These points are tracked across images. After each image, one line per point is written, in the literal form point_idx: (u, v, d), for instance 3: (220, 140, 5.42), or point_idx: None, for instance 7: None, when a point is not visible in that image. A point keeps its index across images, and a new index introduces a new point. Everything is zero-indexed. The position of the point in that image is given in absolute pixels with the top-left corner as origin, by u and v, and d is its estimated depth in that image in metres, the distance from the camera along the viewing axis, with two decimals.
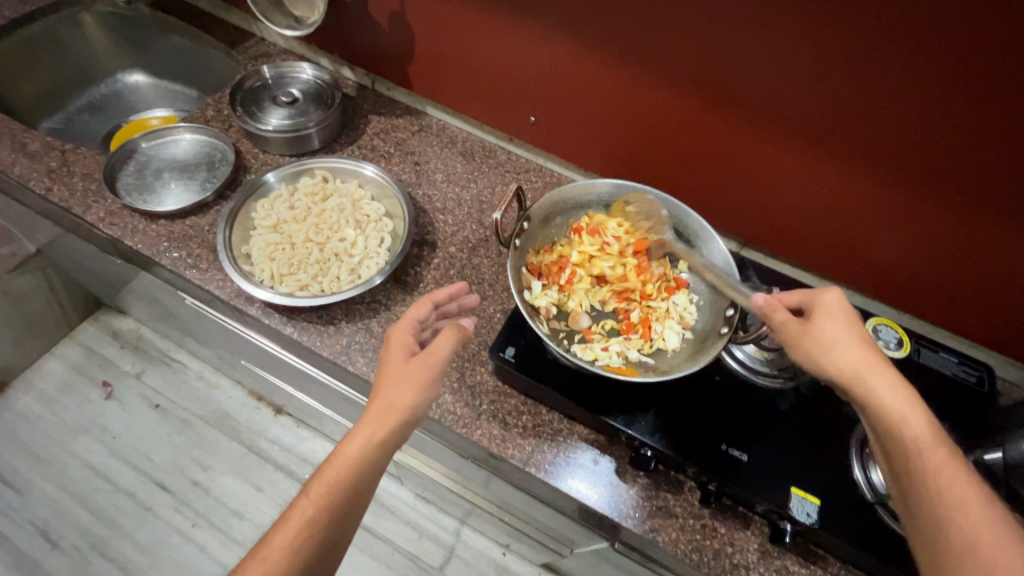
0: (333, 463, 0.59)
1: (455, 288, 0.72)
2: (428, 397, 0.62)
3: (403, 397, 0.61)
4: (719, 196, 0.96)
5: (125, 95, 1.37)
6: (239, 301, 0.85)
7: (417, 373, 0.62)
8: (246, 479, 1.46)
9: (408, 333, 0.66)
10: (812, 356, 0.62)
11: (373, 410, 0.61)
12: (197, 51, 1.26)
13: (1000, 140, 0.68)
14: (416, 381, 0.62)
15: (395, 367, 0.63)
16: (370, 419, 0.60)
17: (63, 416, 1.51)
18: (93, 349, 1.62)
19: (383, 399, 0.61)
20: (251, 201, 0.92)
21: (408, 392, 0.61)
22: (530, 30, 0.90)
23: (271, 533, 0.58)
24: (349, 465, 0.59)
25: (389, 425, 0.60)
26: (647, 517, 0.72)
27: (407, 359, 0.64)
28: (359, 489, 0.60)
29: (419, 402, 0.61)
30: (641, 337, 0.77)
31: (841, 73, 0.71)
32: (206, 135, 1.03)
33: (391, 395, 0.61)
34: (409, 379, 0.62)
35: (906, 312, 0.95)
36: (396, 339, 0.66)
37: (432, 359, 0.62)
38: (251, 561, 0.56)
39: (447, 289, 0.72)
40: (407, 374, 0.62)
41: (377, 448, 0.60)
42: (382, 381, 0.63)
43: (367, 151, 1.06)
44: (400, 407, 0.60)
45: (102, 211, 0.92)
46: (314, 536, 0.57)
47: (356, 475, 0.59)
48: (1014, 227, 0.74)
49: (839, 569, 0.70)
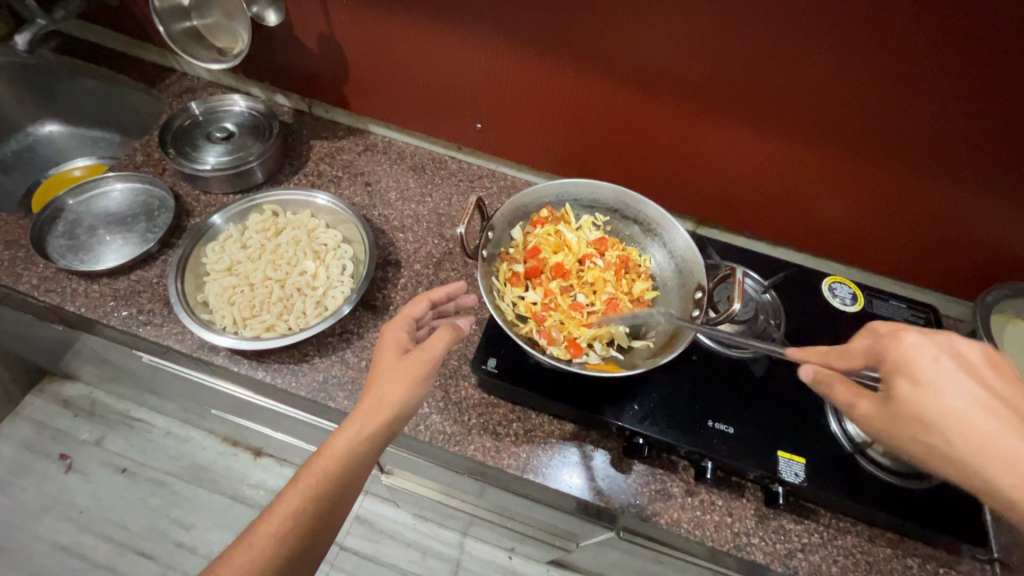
0: (322, 454, 0.57)
1: (452, 288, 0.71)
2: (418, 392, 0.61)
3: (395, 391, 0.60)
4: (671, 179, 1.00)
5: (40, 149, 1.27)
6: (203, 352, 0.81)
7: (411, 367, 0.61)
8: (234, 530, 1.40)
9: (402, 329, 0.66)
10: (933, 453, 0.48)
11: (365, 404, 0.60)
12: (114, 94, 1.19)
13: (931, 100, 0.72)
14: (408, 377, 0.61)
15: (388, 362, 0.62)
16: (360, 411, 0.59)
17: (22, 498, 1.41)
18: (44, 422, 1.52)
19: (375, 393, 0.60)
20: (199, 247, 0.87)
21: (399, 386, 0.60)
22: (466, 38, 0.90)
23: (256, 522, 0.55)
24: (340, 457, 0.57)
25: (380, 420, 0.59)
26: (648, 502, 0.74)
27: (399, 354, 0.63)
28: (348, 482, 0.58)
29: (411, 398, 0.60)
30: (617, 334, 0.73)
31: (769, 56, 0.75)
32: (140, 182, 0.97)
33: (383, 390, 0.60)
34: (402, 372, 0.61)
35: (854, 267, 1.01)
36: (391, 333, 0.65)
37: (425, 355, 0.62)
38: (234, 551, 0.53)
39: (446, 288, 0.71)
40: (399, 368, 0.61)
41: (368, 442, 0.58)
42: (375, 375, 0.62)
43: (314, 178, 1.03)
44: (392, 401, 0.59)
45: (36, 278, 0.86)
46: (300, 528, 0.55)
47: (345, 469, 0.57)
48: (945, 181, 0.80)
49: (831, 518, 0.74)
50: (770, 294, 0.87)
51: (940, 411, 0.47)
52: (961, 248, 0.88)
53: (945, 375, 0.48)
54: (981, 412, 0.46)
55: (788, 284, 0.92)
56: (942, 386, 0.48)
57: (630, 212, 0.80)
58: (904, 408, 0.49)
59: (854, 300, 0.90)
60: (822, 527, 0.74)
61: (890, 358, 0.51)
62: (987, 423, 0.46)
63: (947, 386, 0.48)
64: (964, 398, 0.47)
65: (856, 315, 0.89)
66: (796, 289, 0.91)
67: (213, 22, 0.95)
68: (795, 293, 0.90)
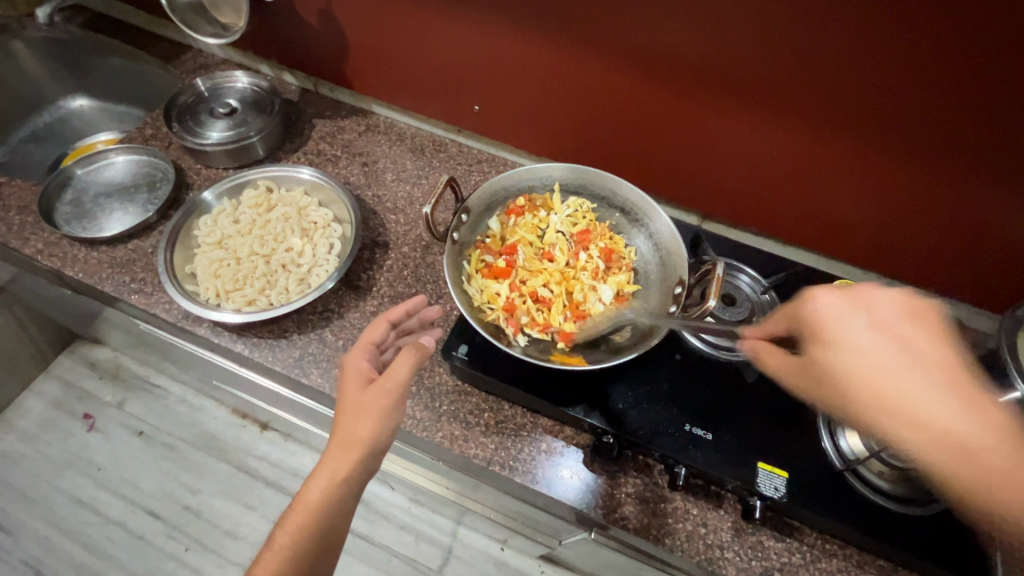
0: (297, 508, 0.58)
1: (411, 304, 0.70)
2: (387, 425, 0.60)
3: (359, 429, 0.59)
4: (675, 169, 0.95)
5: (70, 121, 1.33)
6: (186, 322, 0.82)
7: (375, 402, 0.60)
8: (236, 499, 1.45)
9: (363, 358, 0.64)
10: (828, 397, 0.51)
11: (332, 447, 0.59)
12: (136, 69, 1.23)
13: (954, 83, 0.65)
14: (374, 412, 0.60)
15: (352, 397, 0.61)
16: (328, 459, 0.59)
17: (47, 452, 1.49)
18: (72, 383, 1.60)
19: (342, 433, 0.60)
20: (193, 220, 0.89)
21: (366, 422, 0.59)
22: (463, 16, 0.87)
23: None
24: (314, 505, 0.58)
25: (349, 461, 0.58)
26: (616, 505, 0.71)
27: (363, 387, 0.62)
28: (329, 529, 0.59)
29: (379, 432, 0.59)
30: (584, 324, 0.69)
31: (776, 34, 0.70)
32: (145, 155, 0.99)
33: (348, 429, 0.59)
34: (366, 408, 0.60)
35: (871, 272, 0.93)
36: (352, 365, 0.64)
37: (388, 386, 0.60)
38: None
39: (405, 305, 0.70)
40: (364, 404, 0.60)
41: (341, 485, 0.59)
42: (340, 414, 0.61)
43: (313, 157, 1.03)
44: (359, 441, 0.59)
45: (41, 243, 0.89)
46: None
47: (321, 517, 0.58)
48: (970, 177, 0.73)
49: (816, 539, 0.69)
50: (770, 295, 0.81)
51: (855, 367, 0.48)
52: (991, 255, 0.80)
53: (856, 327, 0.49)
54: (896, 367, 0.47)
55: (794, 287, 0.85)
56: (861, 343, 0.48)
57: (616, 199, 0.76)
58: (821, 362, 0.51)
59: None
60: (805, 547, 0.69)
61: (804, 315, 0.53)
62: (890, 365, 0.47)
63: (866, 342, 0.48)
64: (875, 350, 0.48)
65: None
66: (802, 292, 0.84)
67: None
68: (799, 295, 0.84)
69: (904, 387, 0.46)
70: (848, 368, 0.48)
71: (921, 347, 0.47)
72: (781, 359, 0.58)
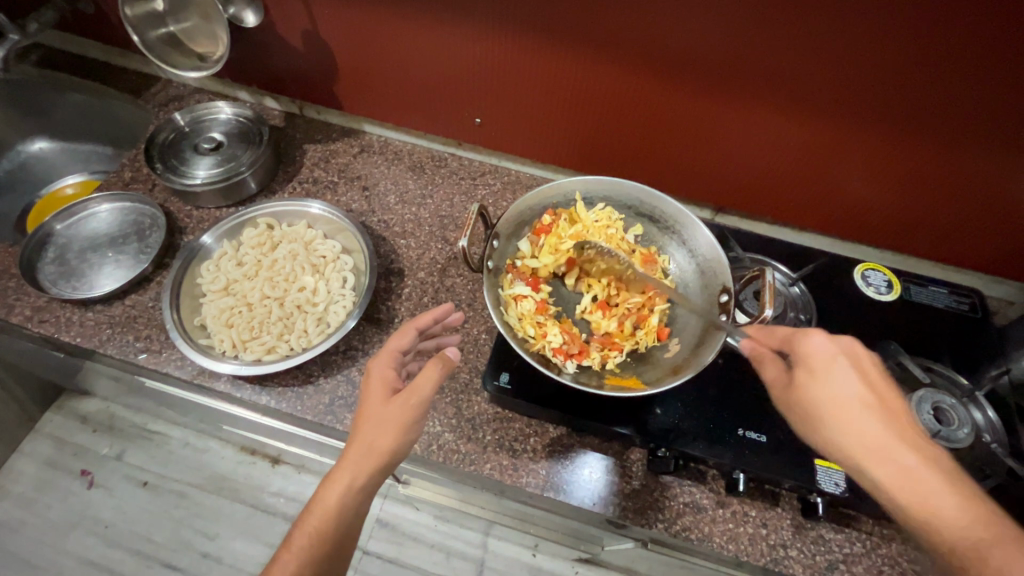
0: (313, 513, 0.55)
1: (439, 313, 0.67)
2: (407, 439, 0.57)
3: (381, 440, 0.56)
4: (686, 165, 0.93)
5: (32, 167, 1.24)
6: (203, 378, 0.77)
7: (399, 413, 0.57)
8: (257, 538, 1.40)
9: (390, 367, 0.62)
10: (807, 424, 0.55)
11: (351, 453, 0.56)
12: (101, 107, 1.15)
13: (973, 67, 0.65)
14: (398, 421, 0.57)
15: (376, 405, 0.58)
16: (347, 465, 0.56)
17: (48, 516, 1.42)
18: (64, 439, 1.51)
19: (361, 441, 0.56)
20: (194, 268, 0.84)
21: (388, 434, 0.56)
22: (459, 29, 0.84)
23: None
24: (330, 515, 0.54)
25: (368, 469, 0.55)
26: (676, 517, 0.70)
27: (388, 396, 0.59)
28: (346, 538, 0.56)
29: (399, 445, 0.56)
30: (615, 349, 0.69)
31: (788, 27, 0.68)
32: (130, 201, 0.93)
33: (369, 437, 0.56)
34: (390, 418, 0.57)
35: (888, 250, 0.94)
36: (376, 372, 0.61)
37: (413, 397, 0.57)
38: None
39: (432, 313, 0.67)
40: (387, 413, 0.57)
41: (360, 492, 0.55)
42: (360, 422, 0.58)
43: (309, 185, 0.99)
44: (381, 449, 0.56)
45: (29, 309, 0.83)
46: None
47: (337, 525, 0.55)
48: (986, 153, 0.73)
49: (875, 526, 0.69)
50: (800, 287, 0.82)
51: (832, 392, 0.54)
52: (1008, 225, 0.81)
53: (830, 363, 0.56)
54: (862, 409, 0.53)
55: (820, 275, 0.85)
56: (835, 377, 0.55)
57: (644, 208, 0.75)
58: (797, 389, 0.56)
59: (890, 288, 0.84)
60: (865, 535, 0.69)
61: (798, 348, 0.58)
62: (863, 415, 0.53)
63: (839, 376, 0.55)
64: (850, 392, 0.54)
65: (892, 305, 0.82)
66: (829, 280, 0.84)
67: (191, 26, 0.90)
68: (825, 283, 0.84)
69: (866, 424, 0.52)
70: (831, 406, 0.54)
71: (882, 396, 0.54)
72: (776, 370, 0.60)
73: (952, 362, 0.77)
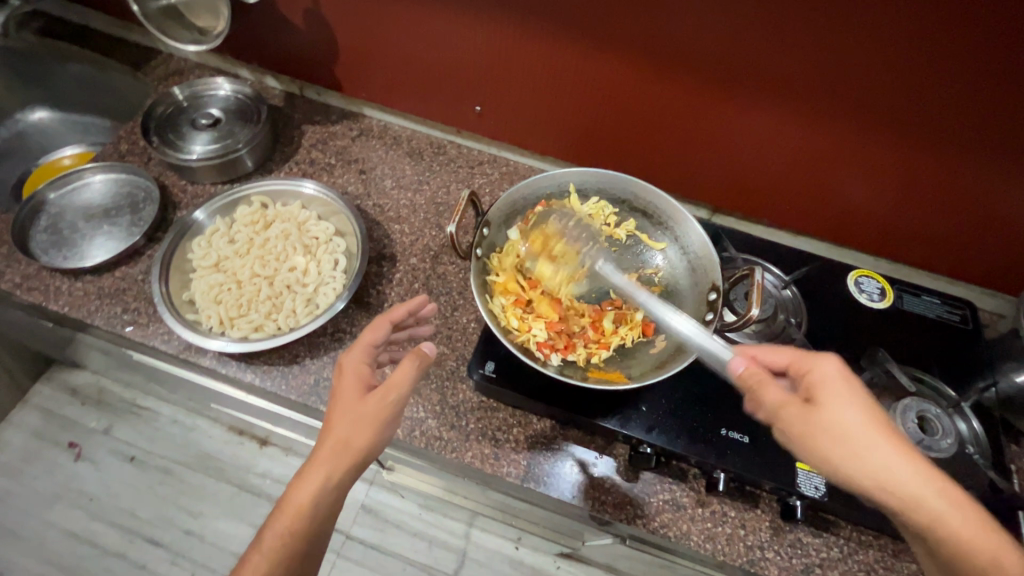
0: (284, 510, 0.54)
1: (414, 304, 0.66)
2: (384, 436, 0.57)
3: (356, 437, 0.55)
4: (685, 164, 0.93)
5: (31, 135, 1.23)
6: (189, 353, 0.77)
7: (374, 410, 0.56)
8: (240, 518, 1.40)
9: (363, 360, 0.60)
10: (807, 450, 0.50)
11: (325, 450, 0.55)
12: (101, 77, 1.14)
13: (973, 76, 0.64)
14: (373, 419, 0.56)
15: (350, 401, 0.57)
16: (321, 462, 0.55)
17: (33, 486, 1.42)
18: (53, 411, 1.51)
19: (335, 438, 0.55)
20: (185, 243, 0.84)
21: (363, 431, 0.55)
22: (461, 15, 0.83)
23: None
24: (304, 511, 0.54)
25: (342, 466, 0.55)
26: (655, 514, 0.70)
27: (363, 392, 0.58)
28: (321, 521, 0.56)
29: (376, 441, 0.56)
30: (602, 343, 0.69)
31: (789, 27, 0.67)
32: (124, 173, 0.92)
33: (344, 435, 0.55)
34: (365, 416, 0.56)
35: (883, 258, 0.94)
36: (350, 366, 0.60)
37: (390, 395, 0.57)
38: None
39: (407, 305, 0.66)
40: (363, 410, 0.56)
41: (334, 490, 0.55)
42: (332, 418, 0.57)
43: (306, 166, 0.98)
44: (356, 447, 0.55)
45: (18, 276, 0.83)
46: None
47: (310, 523, 0.54)
48: (983, 164, 0.73)
49: (853, 532, 0.69)
50: (792, 290, 0.82)
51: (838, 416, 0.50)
52: (1004, 238, 0.80)
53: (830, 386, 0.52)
54: (871, 434, 0.49)
55: (813, 279, 0.85)
56: (832, 398, 0.51)
57: (638, 203, 0.75)
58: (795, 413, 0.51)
59: (883, 295, 0.84)
60: (843, 540, 0.69)
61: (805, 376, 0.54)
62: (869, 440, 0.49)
63: (838, 401, 0.51)
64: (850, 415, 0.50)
65: (884, 312, 0.82)
66: (821, 285, 0.84)
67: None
68: (818, 288, 0.84)
69: (881, 452, 0.48)
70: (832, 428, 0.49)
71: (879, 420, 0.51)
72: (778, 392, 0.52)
73: (940, 373, 0.77)
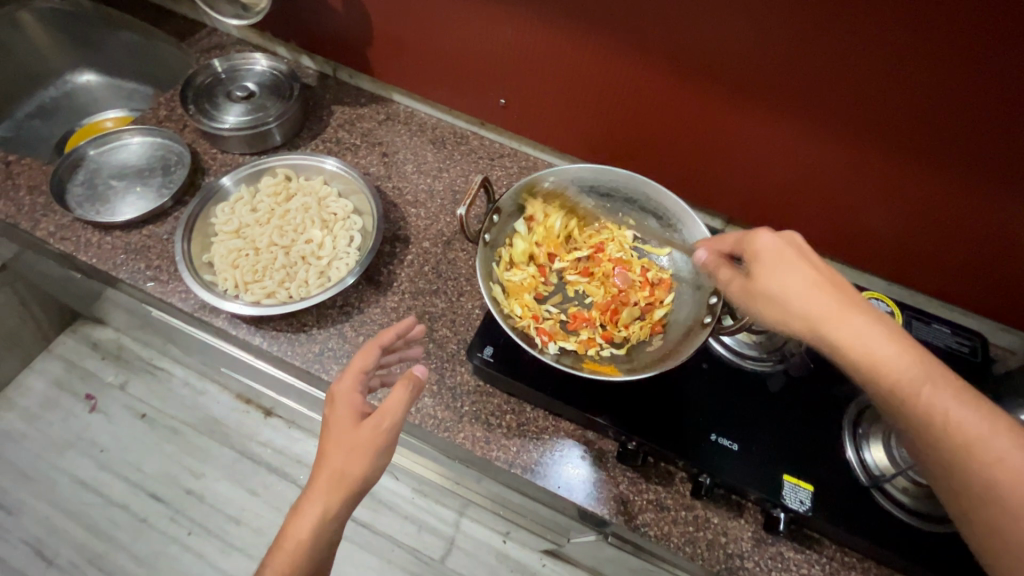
0: (283, 547, 0.56)
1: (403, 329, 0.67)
2: (380, 463, 0.58)
3: (352, 466, 0.57)
4: (701, 171, 0.93)
5: (77, 96, 1.29)
6: (203, 312, 0.80)
7: (369, 438, 0.58)
8: (240, 484, 1.43)
9: (355, 389, 0.61)
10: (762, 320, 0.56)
11: (322, 482, 0.57)
12: (147, 46, 1.19)
13: (996, 101, 0.64)
14: (368, 448, 0.57)
15: (344, 432, 0.59)
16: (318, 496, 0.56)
17: (48, 432, 1.48)
18: (74, 362, 1.58)
19: (330, 470, 0.57)
20: (210, 207, 0.87)
21: (359, 461, 0.57)
22: (492, 9, 0.85)
23: None
24: (304, 545, 0.55)
25: (340, 497, 0.56)
26: (637, 512, 0.70)
27: (357, 422, 0.59)
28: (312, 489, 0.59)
29: (371, 470, 0.57)
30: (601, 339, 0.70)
31: (813, 40, 0.68)
32: (159, 137, 0.97)
33: (340, 466, 0.57)
34: (359, 445, 0.57)
35: (896, 283, 0.93)
36: (342, 395, 0.61)
37: (384, 422, 0.58)
38: None
39: (395, 329, 0.67)
40: (357, 441, 0.58)
41: (333, 521, 0.57)
42: (327, 450, 0.58)
43: (332, 145, 1.01)
44: (352, 477, 0.57)
45: (53, 226, 0.87)
46: None
47: (310, 555, 0.56)
48: (1003, 194, 0.72)
49: (836, 551, 0.69)
50: None
51: (770, 296, 0.55)
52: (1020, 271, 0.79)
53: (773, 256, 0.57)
54: (833, 310, 0.52)
55: None
56: (777, 268, 0.56)
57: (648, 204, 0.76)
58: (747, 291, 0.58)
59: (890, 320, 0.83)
60: (825, 559, 0.68)
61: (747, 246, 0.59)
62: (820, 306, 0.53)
63: (781, 272, 0.56)
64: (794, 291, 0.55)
65: None
66: None
67: None
68: None
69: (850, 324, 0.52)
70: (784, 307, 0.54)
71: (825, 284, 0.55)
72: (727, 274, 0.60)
73: None
